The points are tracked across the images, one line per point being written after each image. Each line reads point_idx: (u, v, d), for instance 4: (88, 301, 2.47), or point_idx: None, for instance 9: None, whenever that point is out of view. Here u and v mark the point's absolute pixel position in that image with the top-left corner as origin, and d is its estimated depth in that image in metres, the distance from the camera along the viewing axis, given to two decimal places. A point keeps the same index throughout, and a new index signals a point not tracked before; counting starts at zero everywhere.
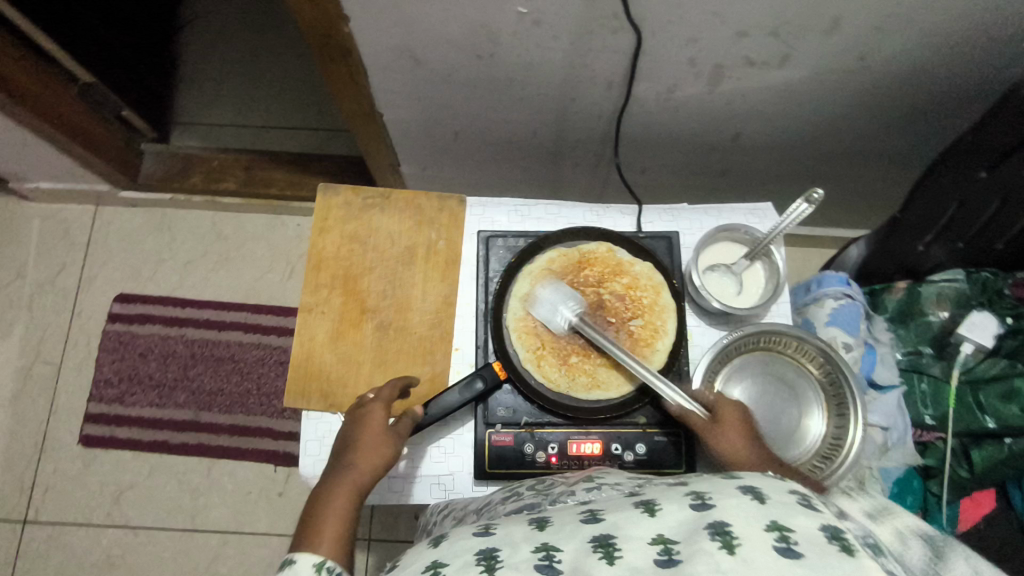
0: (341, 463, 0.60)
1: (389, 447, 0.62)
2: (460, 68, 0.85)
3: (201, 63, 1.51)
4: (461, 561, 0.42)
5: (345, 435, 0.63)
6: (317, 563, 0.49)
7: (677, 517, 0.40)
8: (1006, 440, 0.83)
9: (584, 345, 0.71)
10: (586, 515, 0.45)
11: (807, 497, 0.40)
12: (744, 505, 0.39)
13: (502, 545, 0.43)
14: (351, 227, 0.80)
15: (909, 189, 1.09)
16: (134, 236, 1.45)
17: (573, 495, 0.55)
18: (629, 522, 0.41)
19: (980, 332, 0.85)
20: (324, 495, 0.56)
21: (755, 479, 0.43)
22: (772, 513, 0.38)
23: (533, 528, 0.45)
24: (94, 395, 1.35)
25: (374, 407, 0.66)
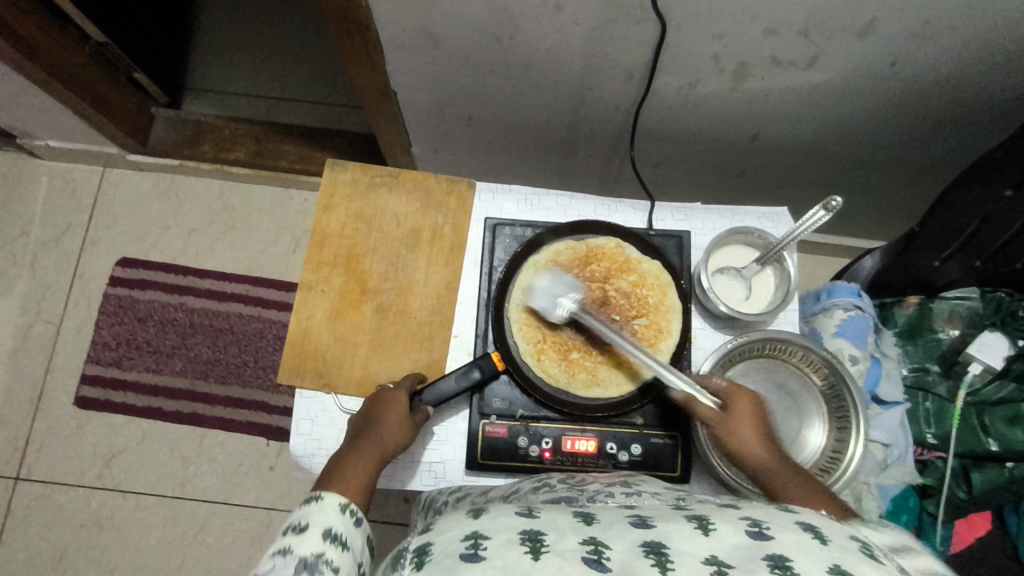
0: (365, 432, 0.63)
1: (409, 429, 0.64)
2: (478, 50, 0.83)
3: (218, 30, 1.49)
4: (502, 537, 0.43)
5: (368, 410, 0.66)
6: (344, 503, 0.56)
7: (733, 540, 0.41)
8: (1008, 465, 0.82)
9: (586, 341, 0.70)
10: (635, 520, 0.45)
11: (868, 549, 0.42)
12: (808, 544, 0.41)
13: (548, 530, 0.43)
14: (356, 205, 0.78)
15: (927, 203, 1.07)
16: (141, 200, 1.44)
17: (611, 496, 0.55)
18: (683, 535, 0.42)
19: (991, 353, 0.84)
20: (349, 453, 0.61)
21: (815, 521, 0.45)
22: (836, 557, 0.40)
23: (578, 520, 0.46)
24: (92, 357, 1.35)
25: (399, 390, 0.67)
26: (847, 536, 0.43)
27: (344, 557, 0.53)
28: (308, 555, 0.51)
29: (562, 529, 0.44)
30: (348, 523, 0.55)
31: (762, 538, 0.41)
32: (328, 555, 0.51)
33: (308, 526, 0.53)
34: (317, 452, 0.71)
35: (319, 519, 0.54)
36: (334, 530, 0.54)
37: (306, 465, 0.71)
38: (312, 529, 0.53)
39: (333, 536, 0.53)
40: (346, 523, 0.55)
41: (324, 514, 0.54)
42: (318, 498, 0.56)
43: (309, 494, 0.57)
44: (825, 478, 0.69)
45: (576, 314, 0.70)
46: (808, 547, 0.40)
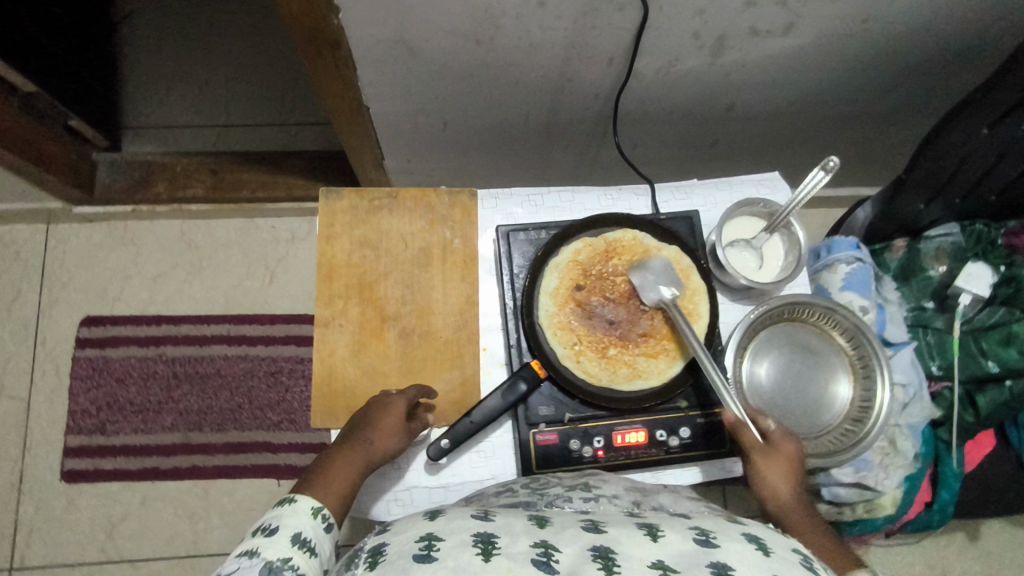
0: (356, 434, 0.64)
1: (402, 437, 0.65)
2: (453, 56, 0.81)
3: (149, 63, 1.41)
4: (456, 538, 0.43)
5: (363, 413, 0.66)
6: (316, 508, 0.58)
7: (681, 546, 0.44)
8: (1006, 383, 0.86)
9: (621, 336, 0.70)
10: (588, 524, 0.47)
11: (807, 560, 0.46)
12: (752, 555, 0.43)
13: (502, 532, 0.44)
14: (359, 231, 0.76)
15: (895, 148, 1.11)
16: (95, 253, 1.35)
17: (570, 500, 0.56)
18: (634, 539, 0.44)
19: (977, 283, 0.89)
20: (337, 453, 0.63)
21: (759, 531, 0.48)
22: (775, 567, 0.43)
23: (533, 524, 0.46)
24: (71, 427, 1.27)
25: (400, 398, 0.67)
26: (788, 549, 0.47)
27: (311, 562, 0.54)
28: (275, 558, 0.52)
29: (516, 532, 0.45)
30: (319, 527, 0.57)
31: (709, 546, 0.44)
32: (295, 559, 0.53)
33: (278, 527, 0.55)
34: (365, 490, 0.69)
35: (289, 522, 0.56)
36: (304, 534, 0.56)
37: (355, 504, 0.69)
38: (282, 531, 0.55)
39: (302, 540, 0.55)
40: (317, 528, 0.57)
41: (296, 518, 0.56)
42: (291, 501, 0.58)
43: (285, 497, 0.59)
44: (860, 427, 0.73)
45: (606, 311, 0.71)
46: (749, 557, 0.43)
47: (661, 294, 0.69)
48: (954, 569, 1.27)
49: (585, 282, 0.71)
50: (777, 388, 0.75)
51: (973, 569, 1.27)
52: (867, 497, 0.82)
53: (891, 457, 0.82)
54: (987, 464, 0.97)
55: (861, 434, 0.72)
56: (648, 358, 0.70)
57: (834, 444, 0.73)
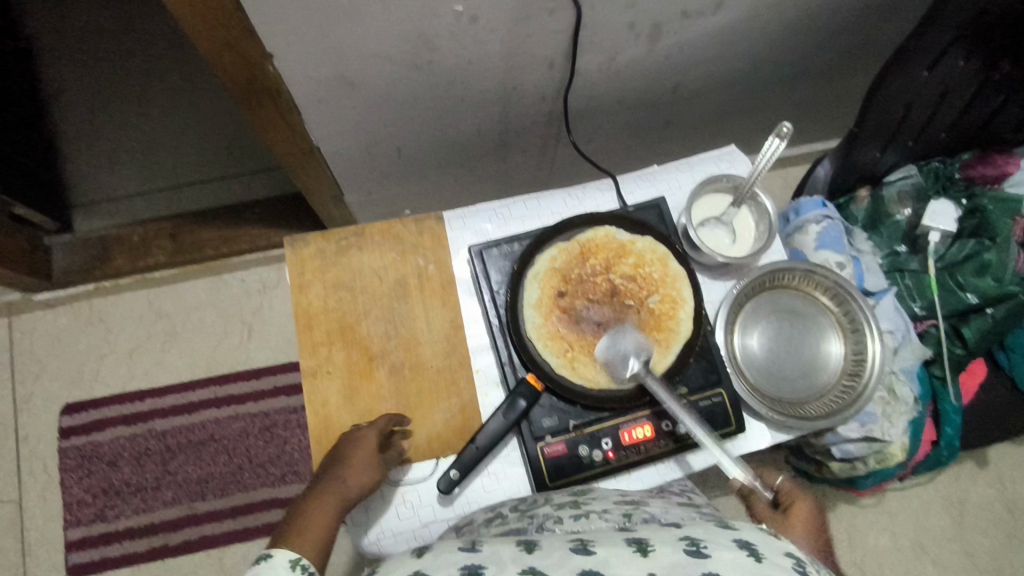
0: (329, 474, 0.62)
1: (376, 469, 0.63)
2: (396, 83, 0.79)
3: (87, 137, 1.37)
4: (444, 573, 0.43)
5: (335, 452, 0.64)
6: (294, 559, 0.54)
7: (671, 558, 0.43)
8: (988, 311, 0.89)
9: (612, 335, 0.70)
10: (576, 545, 0.46)
11: (801, 564, 0.45)
12: (744, 563, 0.43)
13: (489, 562, 0.44)
14: (331, 274, 0.75)
15: (842, 102, 1.13)
16: (65, 338, 1.31)
17: (560, 520, 0.55)
18: (625, 557, 0.43)
19: (943, 219, 0.92)
20: (309, 500, 0.60)
21: (751, 536, 0.47)
22: (768, 571, 0.42)
23: (521, 550, 0.46)
24: (70, 519, 1.23)
25: (372, 429, 0.65)
26: (781, 554, 0.45)
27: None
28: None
29: (504, 560, 0.44)
30: None
31: (699, 556, 0.43)
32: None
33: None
34: (383, 534, 0.67)
35: None
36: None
37: (375, 550, 0.68)
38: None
39: None
40: None
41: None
42: (268, 557, 0.54)
43: (261, 553, 0.55)
44: (857, 382, 0.74)
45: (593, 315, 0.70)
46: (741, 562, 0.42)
47: (632, 368, 0.67)
48: (971, 499, 1.28)
49: (566, 287, 0.70)
50: (771, 358, 0.76)
51: (989, 493, 1.29)
52: (877, 448, 0.82)
53: (891, 405, 0.82)
54: (983, 393, 0.99)
55: (860, 388, 0.73)
56: (641, 352, 0.70)
57: (835, 403, 0.74)
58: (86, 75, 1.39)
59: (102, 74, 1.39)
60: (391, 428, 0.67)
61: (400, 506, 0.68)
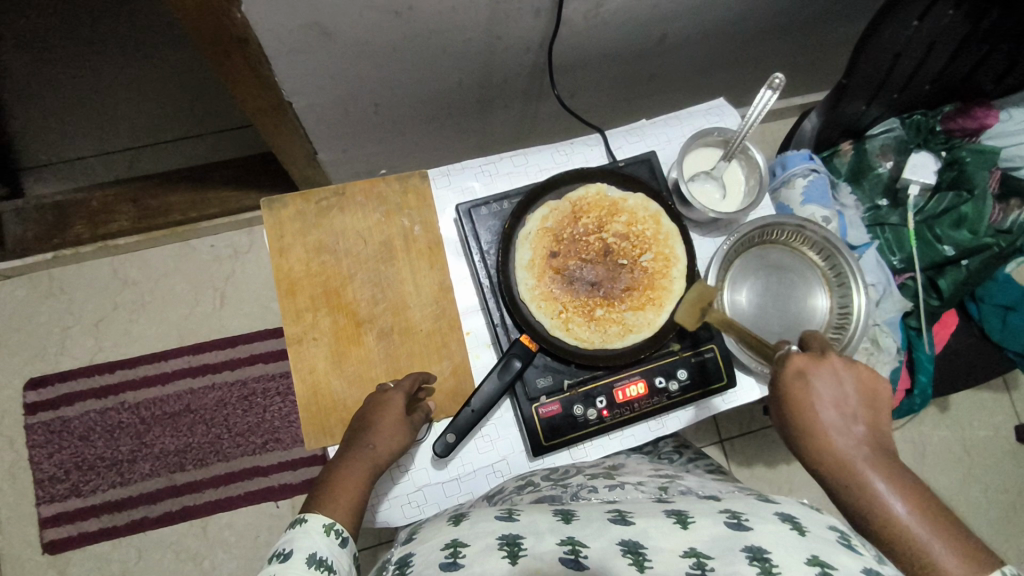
0: (357, 441, 0.61)
1: (405, 433, 0.62)
2: (373, 33, 0.75)
3: (32, 96, 1.27)
4: (483, 543, 0.45)
5: (361, 415, 0.63)
6: (328, 524, 0.55)
7: (713, 530, 0.44)
8: (963, 262, 0.91)
9: (605, 296, 0.69)
10: (614, 515, 0.48)
11: (846, 537, 0.45)
12: (786, 536, 0.43)
13: (527, 533, 0.46)
14: (313, 236, 0.71)
15: (823, 53, 1.12)
16: (24, 309, 1.25)
17: (595, 490, 0.57)
18: (663, 530, 0.44)
19: (923, 171, 0.93)
20: (339, 464, 0.60)
21: (793, 510, 0.47)
22: (813, 546, 0.42)
23: (558, 519, 0.48)
24: (42, 496, 1.19)
25: (399, 392, 0.64)
26: (824, 528, 0.45)
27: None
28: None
29: (541, 530, 0.46)
30: (333, 544, 0.54)
31: (742, 528, 0.44)
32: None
33: (293, 551, 0.52)
34: (382, 499, 0.68)
35: (303, 544, 0.52)
36: (320, 554, 0.52)
37: (377, 519, 0.67)
38: (296, 554, 0.51)
39: (318, 560, 0.51)
40: (332, 545, 0.54)
41: (308, 539, 0.53)
42: (303, 522, 0.54)
43: (296, 517, 0.56)
44: (843, 334, 0.75)
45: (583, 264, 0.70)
46: (786, 541, 0.42)
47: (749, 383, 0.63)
48: (933, 441, 1.35)
49: (559, 248, 0.69)
50: (761, 314, 0.76)
51: (950, 436, 1.35)
52: None
53: (875, 356, 0.86)
54: (952, 342, 1.02)
55: (846, 340, 0.74)
56: (635, 311, 0.69)
57: None
58: (25, 27, 1.28)
59: (43, 24, 1.28)
60: (417, 388, 0.66)
61: (395, 471, 0.68)
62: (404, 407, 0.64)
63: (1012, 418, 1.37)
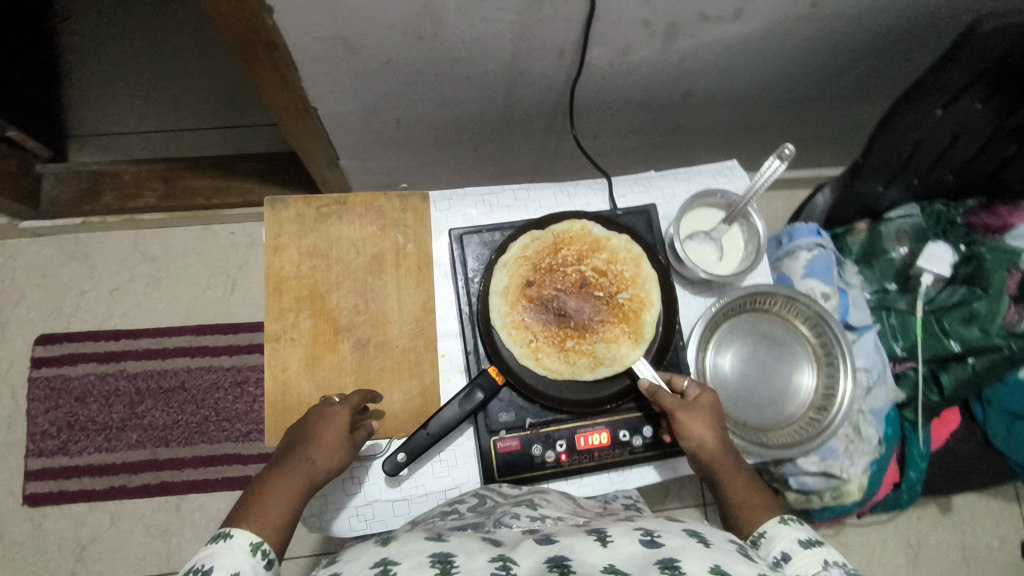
0: (296, 454, 0.59)
1: (345, 452, 0.62)
2: (398, 53, 0.78)
3: (91, 69, 1.35)
4: (414, 561, 0.44)
5: (303, 427, 0.62)
6: (255, 543, 0.52)
7: (629, 549, 0.45)
8: (969, 360, 0.88)
9: (577, 326, 0.68)
10: (540, 537, 0.48)
11: (744, 547, 0.47)
12: (694, 547, 0.45)
13: (458, 552, 0.45)
14: (308, 240, 0.73)
15: (854, 129, 1.11)
16: (48, 268, 1.30)
17: (517, 517, 0.56)
18: (585, 547, 0.45)
19: (937, 263, 0.91)
20: (273, 478, 0.58)
21: (698, 526, 0.49)
22: (718, 556, 0.44)
23: (487, 543, 0.48)
24: (32, 449, 1.23)
25: (344, 409, 0.63)
26: (726, 539, 0.48)
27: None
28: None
29: (471, 550, 0.45)
30: (257, 564, 0.51)
31: (655, 545, 0.45)
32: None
33: (214, 568, 0.49)
34: (326, 509, 0.67)
35: (225, 562, 0.50)
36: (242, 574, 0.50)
37: (323, 528, 0.68)
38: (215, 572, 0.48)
39: None
40: (256, 565, 0.51)
41: (231, 556, 0.50)
42: (226, 537, 0.52)
43: (219, 532, 0.53)
44: (824, 416, 0.73)
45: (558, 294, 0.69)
46: (693, 551, 0.44)
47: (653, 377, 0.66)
48: (928, 541, 1.28)
49: (536, 277, 0.69)
50: (742, 382, 0.75)
51: (948, 539, 1.29)
52: (835, 484, 0.84)
53: (856, 444, 0.83)
54: (950, 441, 0.98)
55: (826, 422, 0.72)
56: (607, 346, 0.68)
57: (799, 434, 0.73)
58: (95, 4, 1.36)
59: (112, 4, 1.36)
60: (363, 405, 0.66)
61: (347, 481, 0.68)
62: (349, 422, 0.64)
63: (1017, 530, 1.30)
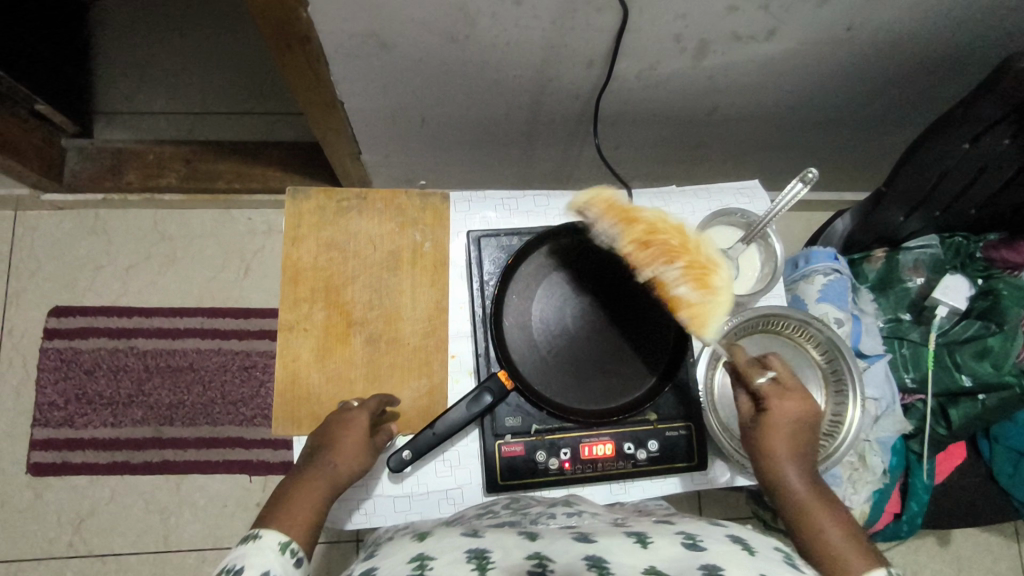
0: (318, 459, 0.60)
1: (367, 454, 0.62)
2: (428, 53, 0.78)
3: (122, 47, 1.36)
4: (450, 557, 0.45)
5: (323, 432, 0.63)
6: (283, 542, 0.54)
7: (670, 550, 0.45)
8: (980, 397, 0.88)
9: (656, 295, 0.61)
10: (578, 535, 0.49)
11: (790, 557, 0.47)
12: (737, 554, 0.45)
13: (494, 547, 0.46)
14: (327, 232, 0.74)
15: (878, 155, 1.10)
16: (66, 241, 1.32)
17: (553, 516, 0.57)
18: (624, 548, 0.45)
19: (953, 295, 0.92)
20: (297, 483, 0.58)
21: (743, 533, 0.49)
22: (761, 564, 0.44)
23: (524, 538, 0.48)
24: (39, 419, 1.25)
25: (363, 412, 0.64)
26: (772, 548, 0.47)
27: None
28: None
29: (508, 546, 0.46)
30: (287, 563, 0.53)
31: (695, 549, 0.45)
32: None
33: (244, 568, 0.50)
34: None
35: (256, 561, 0.51)
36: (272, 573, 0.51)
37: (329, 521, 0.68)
38: (247, 571, 0.50)
39: None
40: (285, 563, 0.52)
41: (262, 556, 0.52)
42: (256, 538, 0.53)
43: (249, 533, 0.55)
44: (829, 443, 0.72)
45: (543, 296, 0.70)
46: (737, 558, 0.44)
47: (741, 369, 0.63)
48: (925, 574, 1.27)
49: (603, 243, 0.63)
50: None
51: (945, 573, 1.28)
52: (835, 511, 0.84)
53: (860, 472, 0.83)
54: (955, 475, 0.98)
55: (831, 448, 0.72)
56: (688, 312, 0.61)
57: None
58: None
59: None
60: (382, 408, 0.67)
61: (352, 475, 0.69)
62: (368, 427, 0.64)
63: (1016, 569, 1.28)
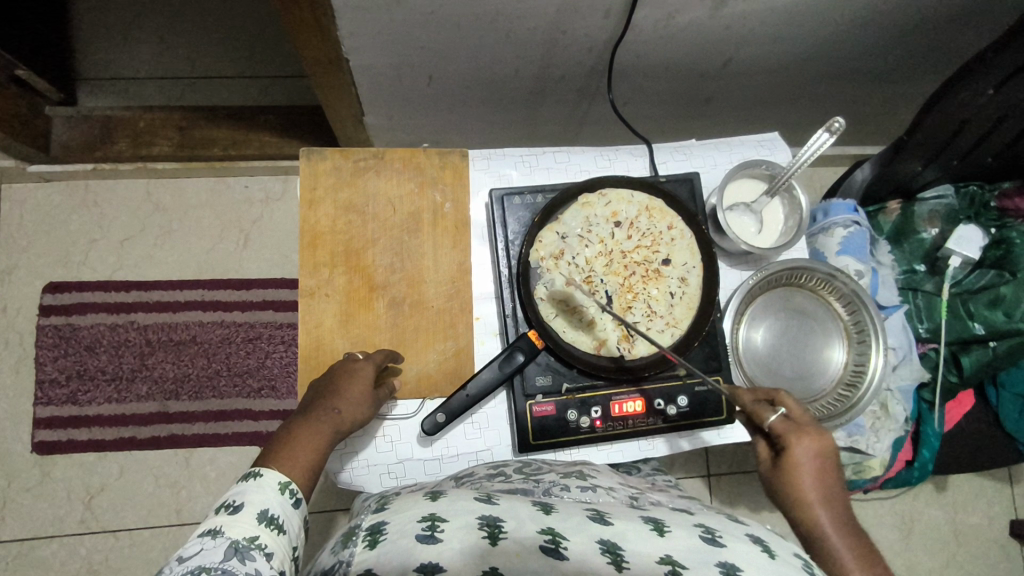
0: (322, 404, 0.59)
1: (371, 404, 0.62)
2: (441, 5, 0.74)
3: (103, 9, 1.29)
4: (461, 520, 0.44)
5: (327, 379, 0.62)
6: (283, 482, 0.53)
7: (687, 542, 0.46)
8: (991, 344, 0.88)
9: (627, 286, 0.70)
10: (595, 514, 0.48)
11: (809, 565, 0.47)
12: (757, 556, 0.45)
13: (508, 517, 0.46)
14: (344, 194, 0.71)
15: (887, 106, 1.09)
16: (57, 214, 1.27)
17: (568, 489, 0.57)
18: (641, 536, 0.46)
19: (968, 245, 0.92)
20: (300, 425, 0.58)
21: (763, 534, 0.50)
22: (781, 569, 0.45)
23: (538, 510, 0.48)
24: (40, 397, 1.22)
25: (369, 363, 0.63)
26: (791, 553, 0.48)
27: (280, 539, 0.49)
28: (240, 537, 0.47)
29: (522, 517, 0.46)
30: (286, 503, 0.52)
31: (715, 544, 0.46)
32: (262, 537, 0.48)
33: (244, 505, 0.50)
34: (357, 464, 0.67)
35: (255, 499, 0.51)
36: (271, 511, 0.50)
37: (354, 484, 0.68)
38: (247, 508, 0.49)
39: (269, 517, 0.50)
40: (284, 503, 0.52)
41: (262, 494, 0.51)
42: (257, 476, 0.53)
43: (249, 470, 0.54)
44: (853, 392, 0.73)
45: (574, 244, 0.70)
46: (755, 558, 0.45)
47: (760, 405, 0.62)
48: (924, 519, 1.32)
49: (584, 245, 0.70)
50: (774, 357, 0.75)
51: (943, 517, 1.32)
52: (857, 459, 0.85)
53: (882, 421, 0.85)
54: (961, 423, 1.00)
55: (855, 398, 0.72)
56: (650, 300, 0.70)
57: (828, 409, 0.74)
58: None
59: None
60: (386, 364, 0.66)
61: (379, 439, 0.68)
62: (373, 379, 0.63)
63: (1009, 512, 1.33)
